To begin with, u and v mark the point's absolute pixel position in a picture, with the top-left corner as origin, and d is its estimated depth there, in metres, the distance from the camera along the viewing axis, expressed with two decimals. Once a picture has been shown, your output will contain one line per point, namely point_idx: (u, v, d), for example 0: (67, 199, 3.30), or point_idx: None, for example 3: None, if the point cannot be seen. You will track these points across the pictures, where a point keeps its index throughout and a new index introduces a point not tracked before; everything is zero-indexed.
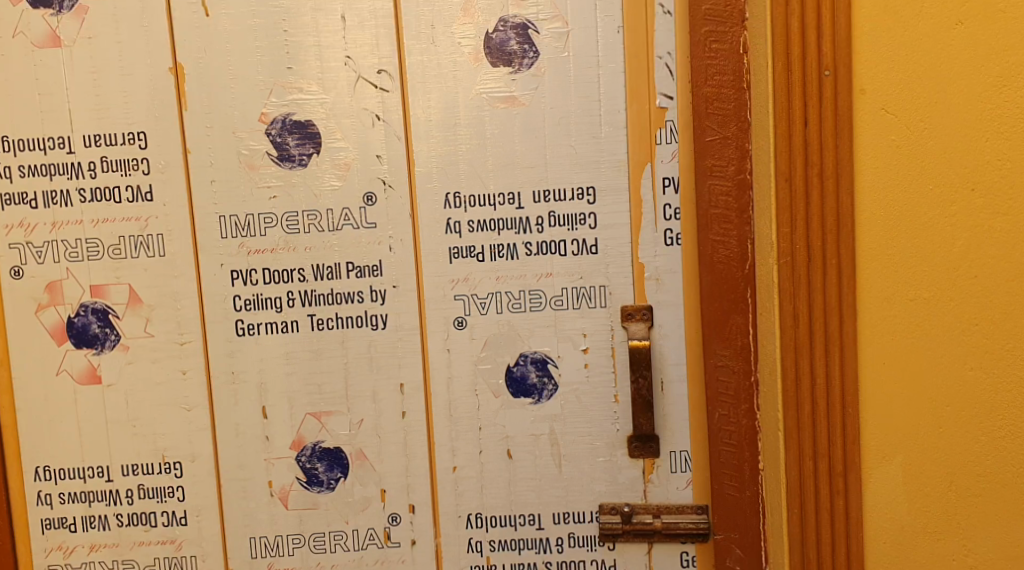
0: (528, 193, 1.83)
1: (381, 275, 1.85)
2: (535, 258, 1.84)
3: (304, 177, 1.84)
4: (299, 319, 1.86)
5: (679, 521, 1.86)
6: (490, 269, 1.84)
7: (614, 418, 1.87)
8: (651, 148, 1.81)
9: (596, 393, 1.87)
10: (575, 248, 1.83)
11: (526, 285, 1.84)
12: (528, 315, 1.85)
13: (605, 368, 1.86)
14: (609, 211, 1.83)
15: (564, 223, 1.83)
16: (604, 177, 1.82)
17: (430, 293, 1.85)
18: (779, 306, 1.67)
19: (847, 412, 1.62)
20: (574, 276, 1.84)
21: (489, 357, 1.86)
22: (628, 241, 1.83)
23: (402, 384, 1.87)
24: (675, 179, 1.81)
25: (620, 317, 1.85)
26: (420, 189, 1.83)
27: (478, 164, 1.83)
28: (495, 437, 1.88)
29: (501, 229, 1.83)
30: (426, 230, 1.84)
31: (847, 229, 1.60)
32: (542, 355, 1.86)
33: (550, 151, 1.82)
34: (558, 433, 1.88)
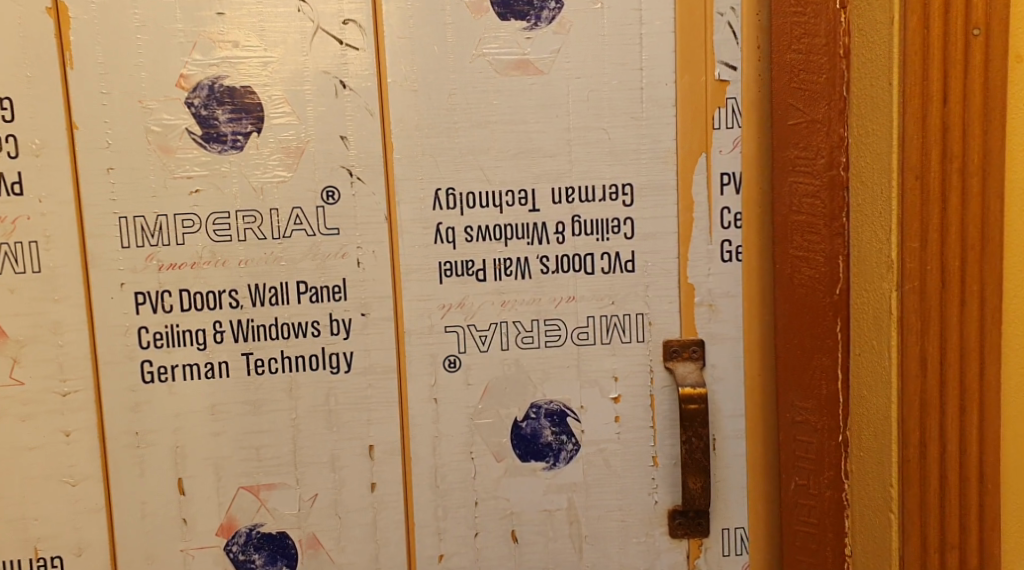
0: (545, 191, 1.37)
1: (345, 299, 1.36)
2: (553, 278, 1.38)
3: (239, 165, 1.34)
4: (231, 359, 1.36)
5: None
6: (493, 291, 1.38)
7: (651, 487, 1.42)
8: (707, 132, 1.36)
9: (628, 455, 1.42)
10: (605, 264, 1.38)
11: (541, 313, 1.38)
12: (543, 353, 1.39)
13: (642, 423, 1.41)
14: (651, 216, 1.37)
15: (592, 231, 1.37)
16: (645, 170, 1.37)
17: (411, 323, 1.38)
18: (899, 347, 1.24)
19: (985, 487, 1.24)
20: (604, 301, 1.39)
21: (488, 409, 1.39)
22: (675, 255, 1.38)
23: (371, 446, 1.39)
24: (737, 174, 1.37)
25: (662, 356, 1.40)
26: (400, 183, 1.35)
27: (477, 150, 1.36)
28: (496, 515, 1.41)
29: (508, 237, 1.37)
30: (407, 239, 1.36)
31: (994, 244, 1.20)
32: (559, 406, 1.40)
33: (574, 134, 1.36)
34: (579, 508, 1.42)
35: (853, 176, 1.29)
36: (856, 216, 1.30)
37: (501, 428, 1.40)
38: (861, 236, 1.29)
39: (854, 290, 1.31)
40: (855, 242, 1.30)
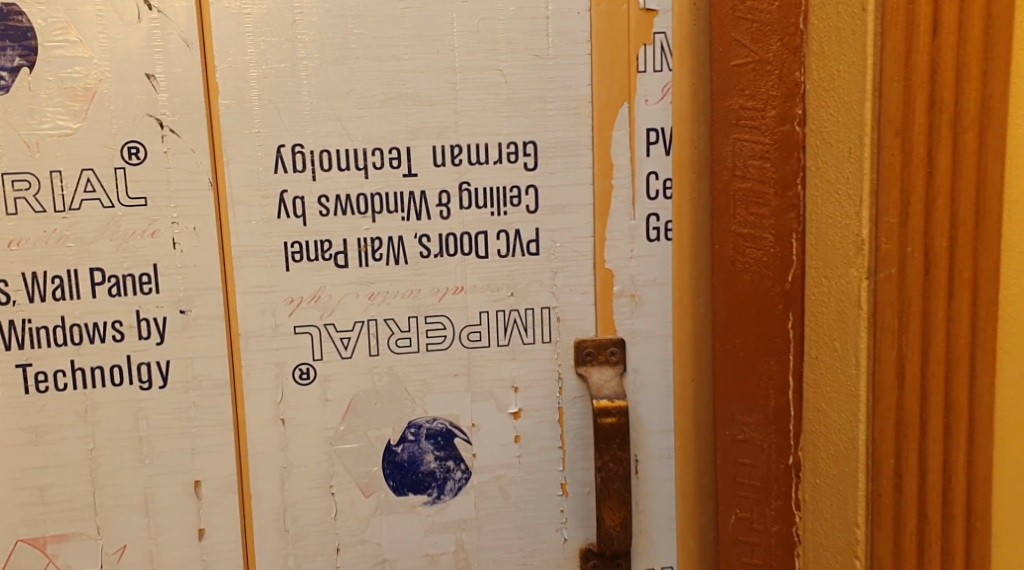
0: (425, 149, 1.06)
1: (156, 292, 1.03)
2: (437, 263, 1.08)
3: (6, 111, 0.99)
4: (4, 372, 1.03)
5: None
6: (357, 280, 1.07)
7: (559, 523, 1.14)
8: (630, 79, 1.08)
9: (531, 484, 1.13)
10: (501, 245, 1.09)
11: (419, 308, 1.08)
12: (423, 359, 1.09)
13: (549, 444, 1.12)
14: (560, 182, 1.09)
15: (485, 204, 1.08)
16: (552, 124, 1.08)
17: (248, 323, 1.06)
18: (872, 354, 0.94)
19: (975, 536, 0.94)
20: (501, 292, 1.09)
21: (353, 431, 1.09)
22: (590, 233, 1.10)
23: (197, 482, 1.07)
24: (666, 131, 1.09)
25: (573, 360, 1.11)
26: (229, 136, 1.03)
27: (333, 95, 1.04)
28: (363, 564, 1.11)
29: (376, 211, 1.06)
30: (241, 211, 1.04)
31: (994, 217, 0.90)
32: (445, 425, 1.10)
33: (460, 76, 1.06)
34: (469, 551, 1.13)
35: (812, 131, 0.99)
36: (812, 182, 1.00)
37: (370, 454, 1.09)
38: (819, 207, 0.99)
39: (810, 277, 1.02)
40: (810, 215, 1.01)
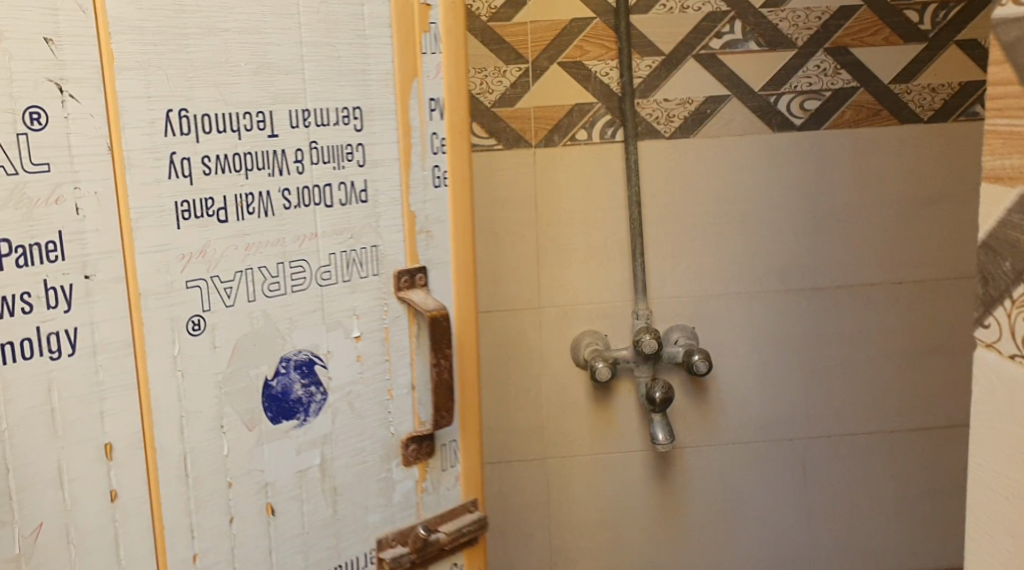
0: (284, 115, 1.07)
1: (61, 260, 0.96)
2: (296, 210, 1.09)
3: None
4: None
5: (460, 527, 1.25)
6: (234, 233, 1.05)
7: (387, 421, 1.19)
8: (413, 47, 1.14)
9: (373, 397, 1.18)
10: (342, 196, 1.12)
11: (285, 255, 1.09)
12: (288, 302, 1.10)
13: (381, 360, 1.17)
14: (380, 141, 1.14)
15: (327, 159, 1.11)
16: (370, 94, 1.12)
17: (147, 279, 1.01)
18: None
19: None
20: (344, 235, 1.13)
21: (234, 371, 1.07)
22: (398, 184, 1.16)
23: (108, 445, 1.00)
24: (443, 99, 1.18)
25: (393, 287, 1.17)
26: (127, 102, 0.98)
27: (206, 65, 1.02)
28: (250, 492, 1.10)
29: (249, 168, 1.06)
30: (139, 172, 0.99)
31: None
32: (308, 354, 1.12)
33: (308, 48, 1.08)
34: (333, 471, 1.15)
35: None
36: None
37: (244, 386, 1.08)
38: None
39: None
40: None
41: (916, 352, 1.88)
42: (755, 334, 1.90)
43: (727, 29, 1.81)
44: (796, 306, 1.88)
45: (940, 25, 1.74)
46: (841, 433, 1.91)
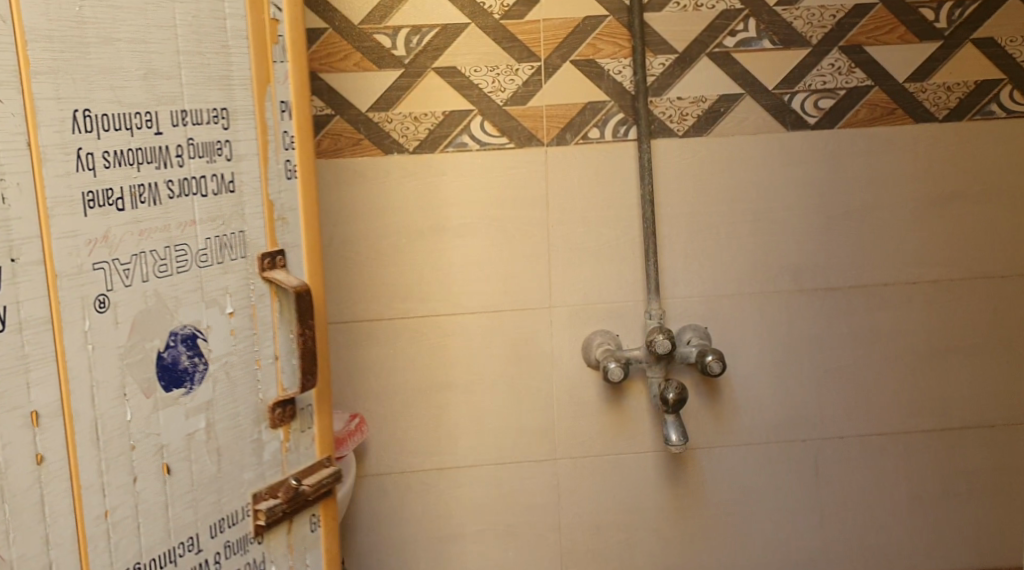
0: (165, 114, 0.90)
1: None
2: (180, 200, 0.92)
3: None
4: None
5: (323, 479, 1.08)
6: (130, 218, 0.88)
7: (253, 385, 1.01)
8: (265, 60, 0.98)
9: (247, 373, 1.00)
10: (214, 187, 0.95)
11: (172, 241, 0.92)
12: (176, 285, 0.92)
13: (251, 333, 1.00)
14: (247, 135, 0.98)
15: (202, 154, 0.93)
16: (234, 98, 0.96)
17: (63, 260, 0.83)
18: None
19: None
20: (219, 223, 0.95)
21: (133, 344, 0.89)
22: (255, 186, 0.99)
23: (35, 414, 0.82)
24: (293, 106, 1.02)
25: (257, 267, 1.00)
26: (40, 103, 0.80)
27: (107, 70, 0.85)
28: (148, 462, 0.91)
29: (140, 161, 0.88)
30: (53, 170, 0.82)
31: None
32: (191, 328, 0.94)
33: (184, 56, 0.91)
34: (216, 435, 0.97)
35: None
36: None
37: (140, 361, 0.90)
38: None
39: None
40: None
41: (933, 354, 1.66)
42: (848, 333, 1.64)
43: (742, 28, 1.52)
44: (811, 305, 1.62)
45: (957, 23, 1.56)
46: (855, 434, 1.68)
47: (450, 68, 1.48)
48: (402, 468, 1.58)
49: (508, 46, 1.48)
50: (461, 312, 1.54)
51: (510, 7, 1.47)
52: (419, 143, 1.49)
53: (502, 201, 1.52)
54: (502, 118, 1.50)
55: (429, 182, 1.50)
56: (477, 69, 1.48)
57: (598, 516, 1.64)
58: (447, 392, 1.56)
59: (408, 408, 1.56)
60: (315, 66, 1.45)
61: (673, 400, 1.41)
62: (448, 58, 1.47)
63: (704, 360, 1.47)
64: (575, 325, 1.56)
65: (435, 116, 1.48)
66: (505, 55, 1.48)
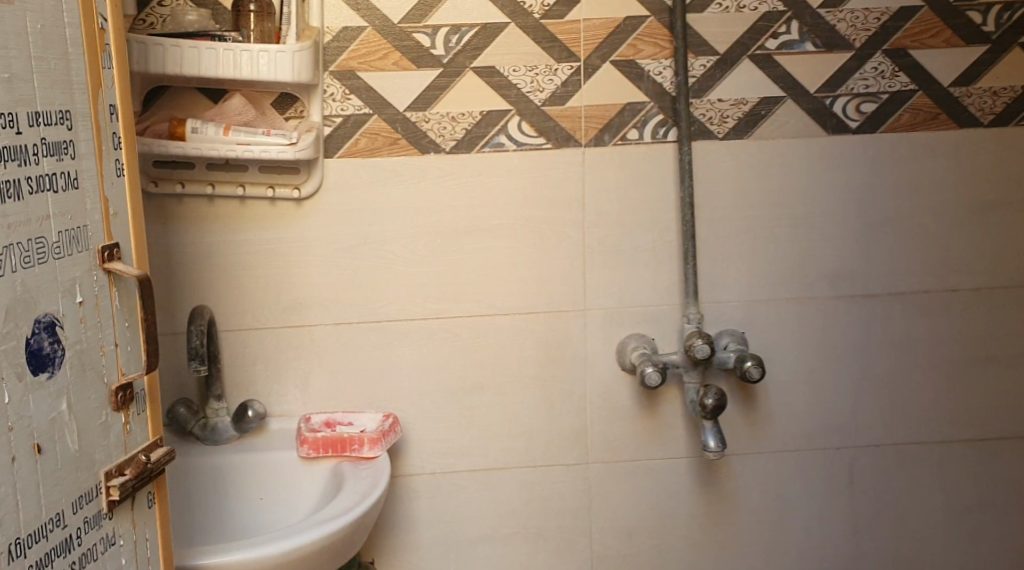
0: (21, 115, 0.78)
1: None
2: (37, 197, 0.80)
3: None
4: None
5: (159, 456, 0.93)
6: (1, 210, 0.76)
7: (99, 369, 0.87)
8: (97, 67, 0.86)
9: (88, 368, 0.86)
10: (64, 184, 0.83)
11: (33, 235, 0.79)
12: (37, 284, 0.80)
13: (95, 319, 0.86)
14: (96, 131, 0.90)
15: (53, 153, 0.81)
16: (75, 101, 0.84)
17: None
18: None
19: None
20: (70, 220, 0.83)
21: (6, 329, 0.77)
22: (93, 188, 0.86)
23: None
24: (120, 108, 0.90)
25: (99, 260, 0.87)
26: None
27: None
28: (23, 456, 0.79)
29: (5, 157, 0.76)
30: None
31: None
32: (49, 316, 0.81)
33: (37, 60, 0.79)
34: (77, 417, 0.84)
35: None
36: None
37: (8, 348, 0.77)
38: None
39: None
40: None
41: (970, 364, 1.63)
42: (882, 342, 1.62)
43: (784, 30, 1.50)
44: (846, 313, 1.60)
45: (1005, 27, 1.54)
46: (891, 443, 1.65)
47: (490, 68, 1.47)
48: (432, 470, 1.57)
49: (549, 46, 1.47)
50: (496, 313, 1.53)
51: (550, 7, 1.46)
52: (455, 143, 1.48)
53: (537, 202, 1.51)
54: (541, 118, 1.49)
55: (465, 183, 1.49)
56: (516, 69, 1.47)
57: (628, 522, 1.62)
58: (480, 393, 1.56)
59: (441, 411, 1.55)
60: (353, 65, 1.44)
61: (711, 405, 1.39)
62: (487, 58, 1.47)
63: (743, 365, 1.45)
64: (609, 328, 1.55)
65: (473, 116, 1.48)
66: (545, 55, 1.47)
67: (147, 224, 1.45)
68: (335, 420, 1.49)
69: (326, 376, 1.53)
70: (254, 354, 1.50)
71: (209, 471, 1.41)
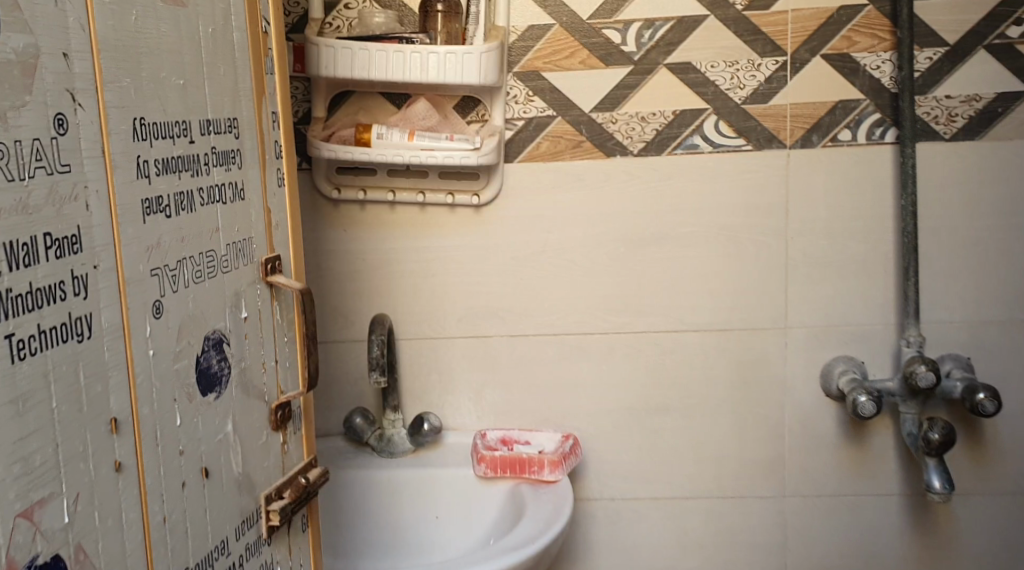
0: (194, 122, 0.73)
1: (87, 251, 0.63)
2: (208, 209, 0.74)
3: None
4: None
5: (313, 476, 0.87)
6: (176, 223, 0.71)
7: (262, 388, 0.81)
8: (261, 72, 0.80)
9: (252, 388, 0.79)
10: (231, 195, 0.77)
11: (204, 249, 0.74)
12: (208, 302, 0.74)
13: (260, 336, 0.80)
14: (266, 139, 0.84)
15: (222, 162, 0.76)
16: (241, 109, 0.78)
17: (130, 265, 0.66)
18: None
19: None
20: (236, 231, 0.77)
21: (179, 348, 0.71)
22: (258, 200, 0.81)
23: (114, 422, 0.65)
24: (282, 115, 0.84)
25: (260, 272, 0.80)
26: (112, 109, 0.65)
27: (153, 80, 0.68)
28: (194, 480, 0.73)
29: (178, 168, 0.71)
30: (121, 181, 0.65)
31: None
32: (218, 333, 0.75)
33: (207, 63, 0.74)
34: (241, 437, 0.78)
35: None
36: None
37: (182, 368, 0.71)
38: None
39: None
40: None
41: None
42: None
43: None
44: None
45: None
46: None
47: (685, 64, 1.36)
48: (612, 495, 1.47)
49: (751, 39, 1.35)
50: (684, 329, 1.42)
51: None
52: (645, 145, 1.38)
53: (734, 209, 1.39)
54: (740, 118, 1.37)
55: (655, 189, 1.39)
56: (714, 64, 1.36)
57: (826, 562, 1.48)
58: (666, 415, 1.45)
59: (623, 433, 1.45)
60: (539, 65, 1.36)
61: (937, 441, 1.24)
62: (683, 53, 1.36)
63: (974, 398, 1.28)
64: (813, 349, 1.41)
65: (665, 116, 1.37)
66: (747, 49, 1.35)
67: (327, 228, 1.41)
68: (512, 438, 1.41)
69: (504, 391, 1.45)
70: (430, 365, 1.45)
71: (384, 484, 1.37)
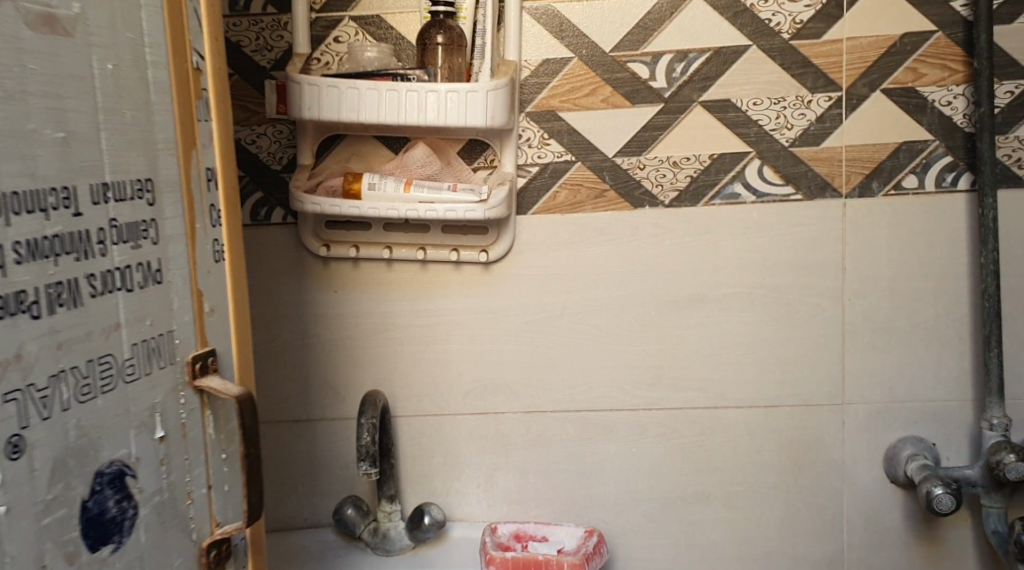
0: (83, 189, 0.65)
1: None
2: (102, 298, 0.67)
3: None
4: None
5: None
6: (50, 319, 0.63)
7: (187, 523, 0.74)
8: (190, 126, 0.74)
9: (167, 517, 0.73)
10: (139, 279, 0.70)
11: (93, 351, 0.66)
12: (100, 407, 0.67)
13: (183, 460, 0.74)
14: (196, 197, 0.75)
15: (127, 240, 0.69)
16: (159, 166, 0.71)
17: None
18: None
19: None
20: (147, 323, 0.70)
21: (52, 493, 0.64)
22: (183, 282, 0.74)
23: None
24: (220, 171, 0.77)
25: (189, 381, 0.74)
26: None
27: (17, 135, 0.61)
28: None
29: (58, 251, 0.64)
30: None
31: None
32: (116, 466, 0.68)
33: (104, 114, 0.67)
34: None
35: None
36: None
37: (58, 515, 0.64)
38: None
39: None
40: None
41: None
42: None
43: None
44: None
45: None
46: None
47: (723, 102, 1.18)
48: None
49: (800, 72, 1.17)
50: (726, 406, 1.23)
51: (803, 24, 1.16)
52: (677, 195, 1.20)
53: (782, 268, 1.20)
54: (788, 163, 1.18)
55: (690, 245, 1.21)
56: (757, 101, 1.18)
57: None
58: (706, 506, 1.25)
59: (657, 526, 1.26)
60: (555, 104, 1.19)
61: None
62: (721, 89, 1.18)
63: None
64: (874, 430, 1.22)
65: (701, 160, 1.19)
66: (796, 84, 1.17)
67: (316, 290, 1.24)
68: (526, 533, 1.23)
69: (518, 476, 1.27)
70: (434, 447, 1.26)
71: None
